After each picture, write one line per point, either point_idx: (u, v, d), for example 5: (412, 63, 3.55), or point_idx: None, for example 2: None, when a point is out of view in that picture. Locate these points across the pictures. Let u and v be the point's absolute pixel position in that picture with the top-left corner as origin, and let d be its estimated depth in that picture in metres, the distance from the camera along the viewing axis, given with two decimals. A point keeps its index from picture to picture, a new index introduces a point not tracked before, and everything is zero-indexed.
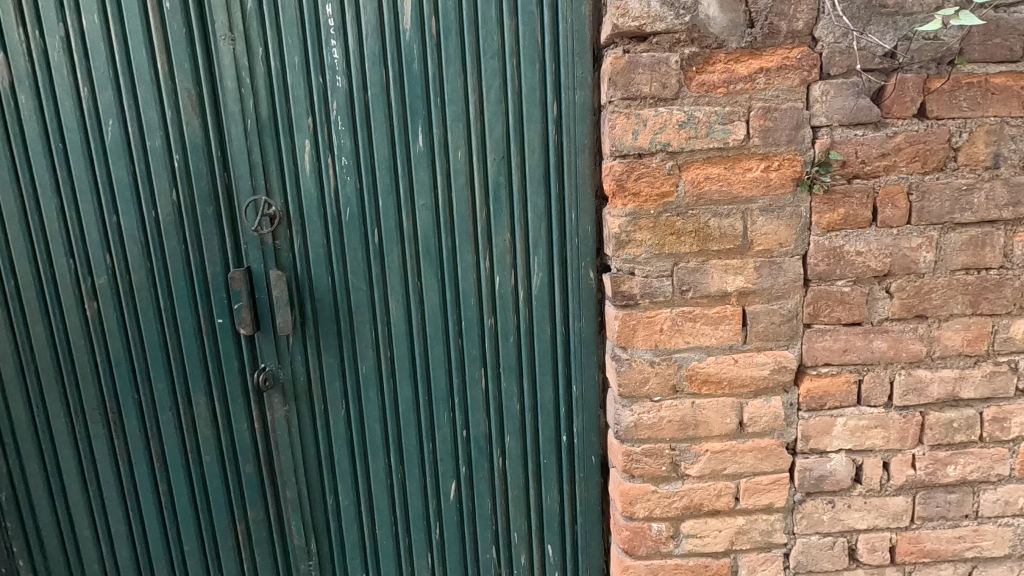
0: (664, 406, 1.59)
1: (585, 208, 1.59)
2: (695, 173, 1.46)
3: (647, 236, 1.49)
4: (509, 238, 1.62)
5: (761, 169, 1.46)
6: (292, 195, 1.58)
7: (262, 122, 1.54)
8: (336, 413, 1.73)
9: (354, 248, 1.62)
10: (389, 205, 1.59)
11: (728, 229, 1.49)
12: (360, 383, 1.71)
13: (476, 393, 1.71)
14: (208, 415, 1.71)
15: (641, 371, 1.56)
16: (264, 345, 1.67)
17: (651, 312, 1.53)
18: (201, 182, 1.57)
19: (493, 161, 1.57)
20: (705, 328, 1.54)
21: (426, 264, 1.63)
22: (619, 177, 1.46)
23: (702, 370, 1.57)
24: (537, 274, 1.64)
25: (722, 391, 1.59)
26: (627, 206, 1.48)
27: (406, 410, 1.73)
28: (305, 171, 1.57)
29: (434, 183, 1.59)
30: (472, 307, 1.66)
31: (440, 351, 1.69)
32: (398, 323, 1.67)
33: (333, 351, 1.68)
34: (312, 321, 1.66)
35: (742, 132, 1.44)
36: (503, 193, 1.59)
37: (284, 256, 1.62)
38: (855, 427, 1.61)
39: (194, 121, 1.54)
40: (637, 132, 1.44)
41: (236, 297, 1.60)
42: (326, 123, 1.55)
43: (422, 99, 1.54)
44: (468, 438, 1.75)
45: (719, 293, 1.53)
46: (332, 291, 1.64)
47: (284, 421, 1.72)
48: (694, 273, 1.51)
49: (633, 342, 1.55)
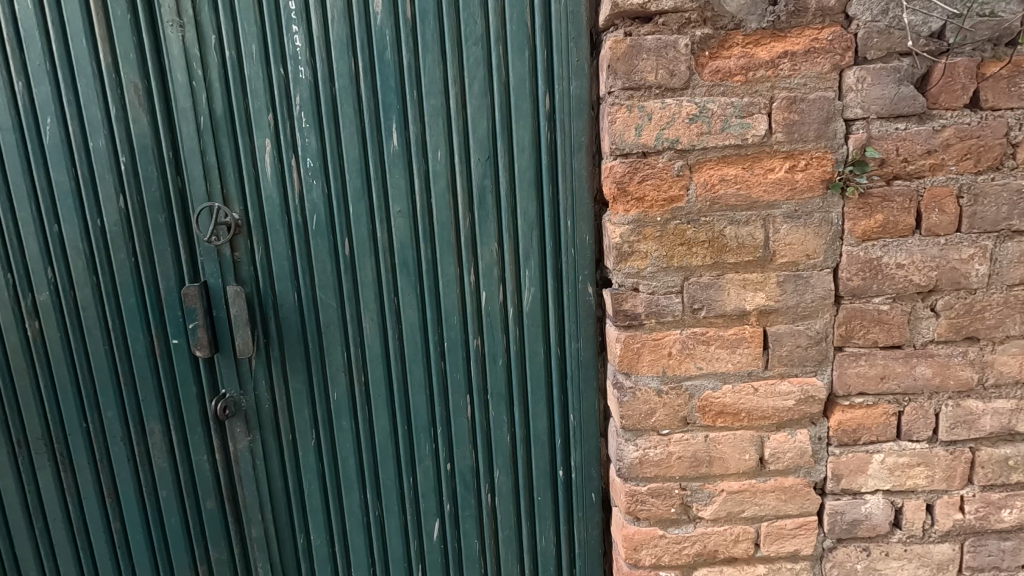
0: (673, 440, 1.39)
1: (583, 215, 1.39)
2: (707, 174, 1.27)
3: (653, 247, 1.30)
4: (497, 249, 1.43)
5: (785, 169, 1.26)
6: (252, 202, 1.41)
7: (217, 120, 1.37)
8: (305, 445, 1.55)
9: (322, 260, 1.44)
10: (361, 212, 1.41)
11: (747, 238, 1.29)
12: (332, 410, 1.53)
13: (461, 422, 1.53)
14: (164, 446, 1.54)
15: (647, 400, 1.37)
16: (224, 369, 1.49)
17: (658, 334, 1.34)
18: (151, 188, 1.40)
19: (476, 161, 1.39)
20: (721, 352, 1.34)
21: (403, 278, 1.44)
22: (620, 180, 1.27)
23: (717, 400, 1.37)
24: (529, 290, 1.45)
25: (739, 424, 1.38)
26: (630, 213, 1.28)
27: (383, 440, 1.54)
28: (266, 175, 1.39)
29: (412, 187, 1.40)
30: (456, 327, 1.47)
31: (420, 376, 1.50)
32: (372, 344, 1.48)
33: (301, 376, 1.50)
34: (277, 342, 1.48)
35: (763, 127, 1.24)
36: (489, 199, 1.40)
37: (245, 270, 1.45)
38: (894, 465, 1.40)
39: (141, 118, 1.37)
40: (641, 128, 1.25)
41: (191, 316, 1.42)
42: (289, 120, 1.37)
43: (396, 92, 1.36)
44: (453, 472, 1.57)
45: (737, 311, 1.33)
46: (299, 309, 1.47)
47: (248, 453, 1.55)
48: (707, 290, 1.32)
49: (637, 368, 1.36)
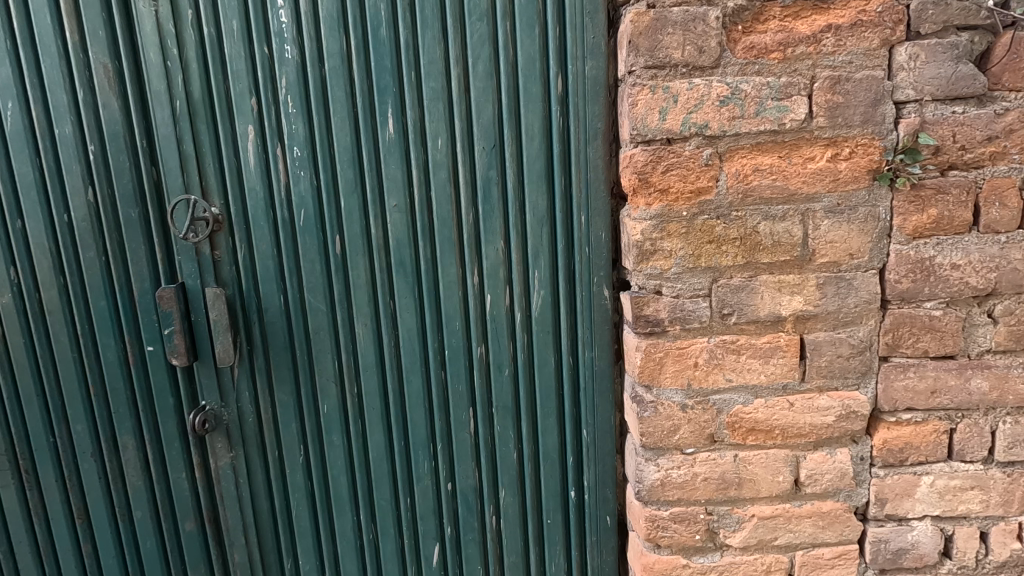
0: (698, 460, 1.25)
1: (598, 210, 1.26)
2: (739, 163, 1.13)
3: (678, 245, 1.16)
4: (502, 248, 1.30)
5: (827, 158, 1.13)
6: (234, 195, 1.28)
7: (195, 104, 1.24)
8: (292, 462, 1.41)
9: (311, 260, 1.31)
10: (353, 206, 1.28)
11: (783, 235, 1.15)
12: (322, 425, 1.39)
13: (463, 438, 1.39)
14: (139, 463, 1.41)
15: (670, 416, 1.23)
16: (204, 379, 1.36)
17: (683, 342, 1.20)
18: (123, 180, 1.27)
19: (480, 150, 1.25)
20: (753, 362, 1.21)
21: (399, 280, 1.31)
22: (641, 170, 1.14)
23: (748, 416, 1.23)
24: (538, 293, 1.31)
25: (772, 443, 1.24)
26: (652, 207, 1.15)
27: (377, 458, 1.41)
28: (249, 165, 1.26)
29: (409, 178, 1.27)
30: (458, 333, 1.34)
31: (418, 388, 1.37)
32: (366, 352, 1.35)
33: (288, 388, 1.37)
34: (262, 350, 1.35)
35: (803, 110, 1.11)
36: (494, 191, 1.27)
37: (226, 271, 1.31)
38: (945, 488, 1.25)
39: (111, 102, 1.24)
40: (665, 111, 1.11)
41: (166, 321, 1.29)
42: (274, 105, 1.24)
43: (391, 74, 1.22)
44: (454, 492, 1.43)
45: (771, 317, 1.19)
46: (285, 313, 1.34)
47: (230, 471, 1.41)
48: (738, 294, 1.18)
49: (659, 380, 1.22)
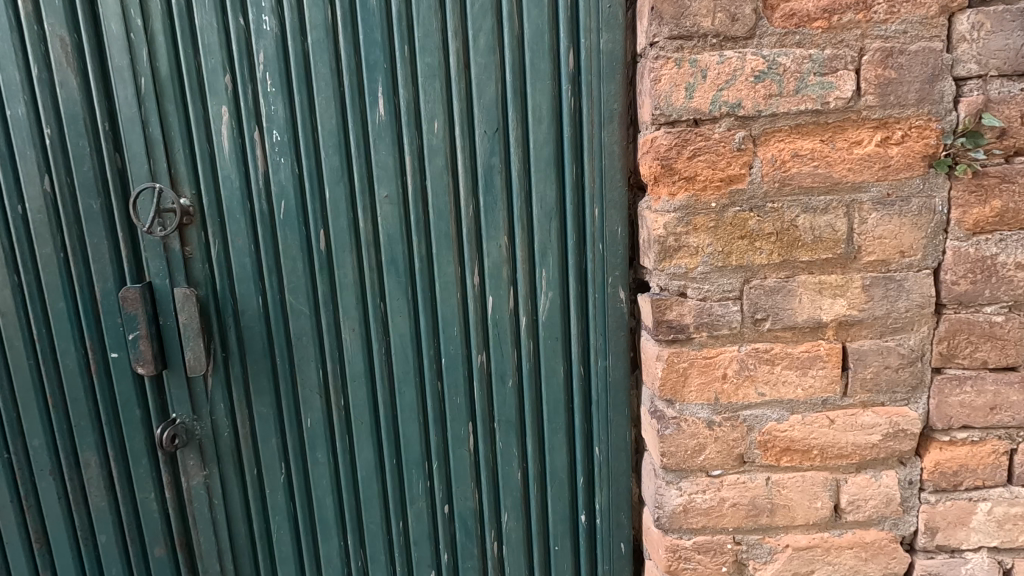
0: (726, 484, 1.11)
1: (614, 202, 1.12)
2: (776, 147, 0.99)
3: (705, 241, 1.02)
4: (506, 244, 1.16)
5: (876, 142, 0.99)
6: (206, 185, 1.14)
7: (162, 82, 1.10)
8: (272, 482, 1.28)
9: (293, 257, 1.17)
10: (340, 197, 1.15)
11: (825, 230, 1.02)
12: (305, 440, 1.26)
13: (461, 455, 1.25)
14: (103, 482, 1.27)
15: (695, 434, 1.09)
16: (174, 390, 1.22)
17: (710, 351, 1.06)
18: (83, 167, 1.14)
19: (481, 135, 1.12)
20: (789, 374, 1.07)
21: (391, 280, 1.18)
22: (664, 155, 1.00)
23: (782, 434, 1.09)
24: (546, 294, 1.18)
25: (810, 465, 1.10)
26: (676, 198, 1.01)
27: (366, 476, 1.27)
28: (222, 150, 1.13)
29: (402, 166, 1.14)
30: (456, 339, 1.20)
31: (412, 400, 1.23)
32: (353, 360, 1.21)
33: (268, 400, 1.23)
34: (238, 358, 1.21)
35: (850, 87, 0.97)
36: (496, 181, 1.13)
37: (198, 269, 1.18)
38: (1005, 517, 1.11)
39: (70, 80, 1.11)
40: (692, 88, 0.98)
41: (131, 324, 1.15)
42: (250, 83, 1.11)
43: (382, 49, 1.09)
44: (451, 516, 1.29)
45: (810, 323, 1.05)
46: (264, 316, 1.20)
47: (203, 490, 1.27)
48: (773, 297, 1.04)
49: (683, 393, 1.08)
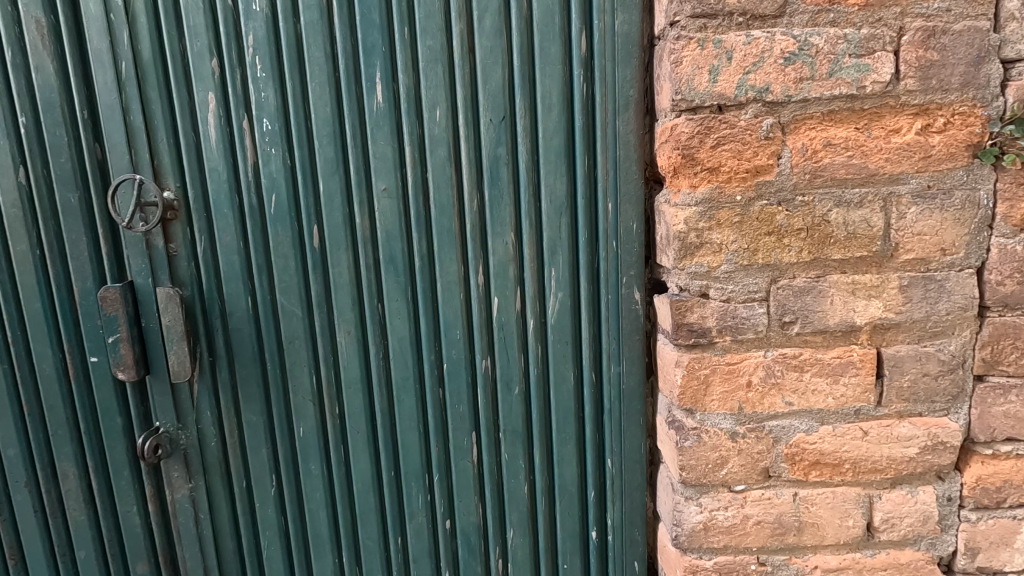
0: (750, 500, 1.03)
1: (629, 196, 1.04)
2: (807, 136, 0.92)
3: (729, 237, 0.94)
4: (513, 242, 1.08)
5: (916, 130, 0.91)
6: (192, 177, 1.07)
7: (144, 67, 1.03)
8: (262, 495, 1.20)
9: (285, 255, 1.09)
10: (335, 190, 1.07)
11: (860, 226, 0.94)
12: (298, 451, 1.18)
13: (464, 468, 1.17)
14: (82, 495, 1.19)
15: (717, 447, 1.01)
16: (157, 397, 1.15)
17: (733, 357, 0.98)
18: (60, 158, 1.07)
19: (487, 123, 1.04)
20: (819, 382, 0.99)
21: (389, 279, 1.10)
22: (686, 145, 0.93)
23: (811, 447, 1.01)
24: (555, 295, 1.10)
25: (840, 480, 1.02)
26: (698, 191, 0.94)
27: (362, 489, 1.19)
28: (209, 140, 1.06)
29: (401, 157, 1.06)
30: (459, 344, 1.12)
31: (412, 408, 1.15)
32: (349, 365, 1.14)
33: (257, 407, 1.16)
34: (226, 363, 1.14)
35: (888, 70, 0.89)
36: (503, 173, 1.05)
37: (183, 268, 1.10)
38: None
39: (46, 64, 1.04)
40: (716, 71, 0.90)
41: (110, 327, 1.08)
42: (239, 68, 1.03)
43: (380, 31, 1.02)
44: (453, 532, 1.21)
45: (843, 327, 0.97)
46: (254, 318, 1.13)
47: (188, 504, 1.19)
48: (802, 298, 0.96)
49: (704, 403, 1.00)
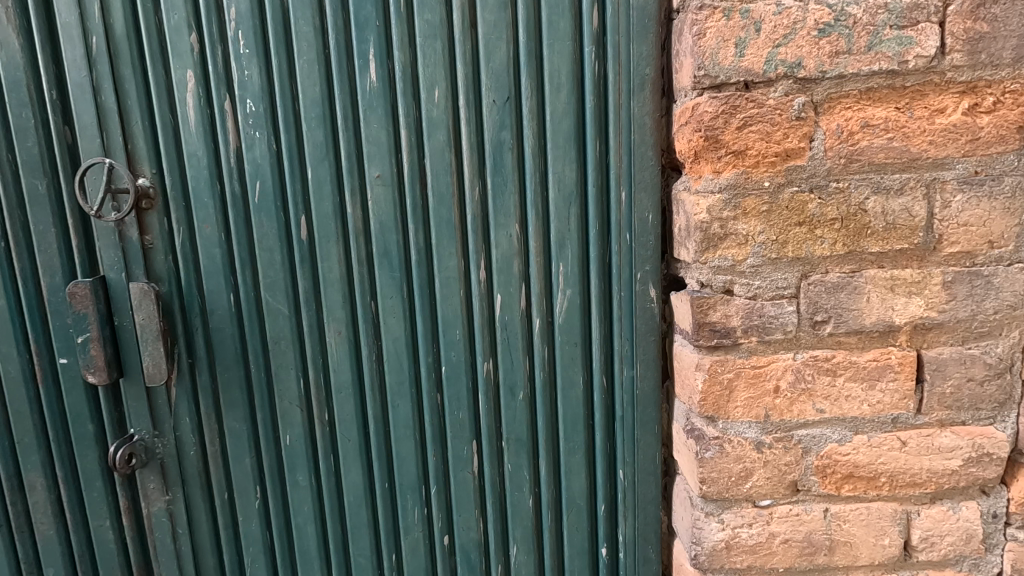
0: (776, 516, 0.94)
1: (644, 184, 0.96)
2: (843, 116, 0.83)
3: (757, 228, 0.86)
4: (517, 234, 1.00)
5: (963, 110, 0.83)
6: (169, 163, 0.98)
7: (118, 42, 0.95)
8: (246, 508, 1.11)
9: (270, 248, 1.01)
10: (324, 178, 0.98)
11: (899, 215, 0.85)
12: (284, 460, 1.09)
13: (464, 479, 1.08)
14: (50, 508, 1.10)
15: (741, 458, 0.92)
16: (132, 402, 1.06)
17: (759, 359, 0.89)
18: (26, 142, 0.98)
19: (489, 105, 0.96)
20: (854, 387, 0.90)
21: (383, 275, 1.01)
22: (709, 126, 0.85)
23: (844, 459, 0.92)
24: (563, 293, 1.01)
25: (876, 495, 0.93)
26: (722, 177, 0.85)
27: (353, 503, 1.10)
28: (187, 123, 0.97)
29: (397, 142, 0.98)
30: (458, 345, 1.03)
31: (407, 414, 1.06)
32: (339, 368, 1.05)
33: (240, 413, 1.07)
34: (206, 365, 1.05)
35: (932, 43, 0.81)
36: (507, 159, 0.97)
37: (159, 262, 1.02)
38: None
39: (10, 39, 0.95)
40: (744, 43, 0.82)
41: (79, 326, 0.99)
42: (221, 44, 0.95)
43: (374, 4, 0.93)
44: (452, 548, 1.12)
45: (880, 327, 0.88)
46: (237, 317, 1.04)
47: (165, 518, 1.10)
48: (836, 295, 0.87)
49: (727, 410, 0.91)
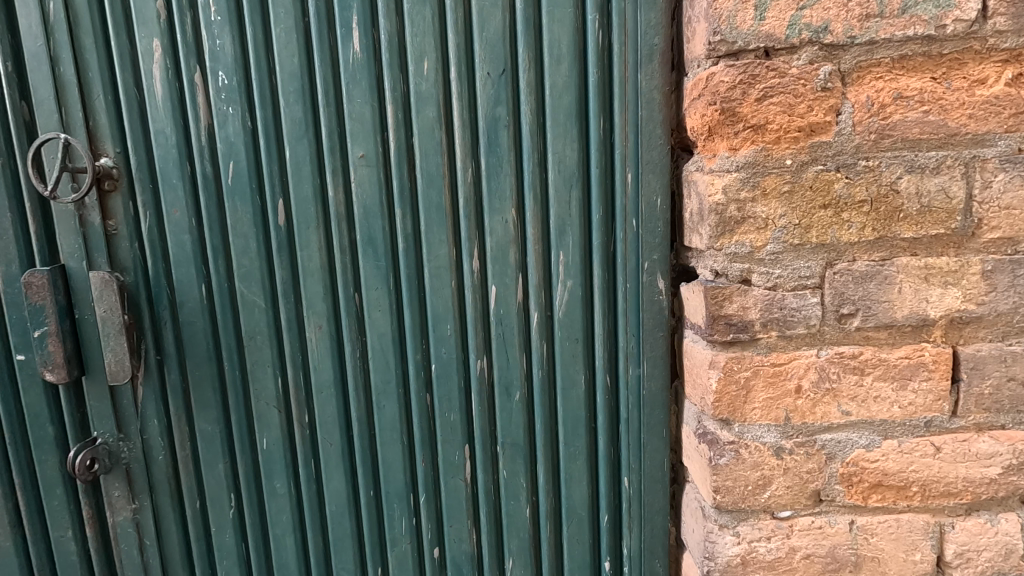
0: (797, 529, 0.85)
1: (653, 164, 0.88)
2: (874, 87, 0.75)
3: (777, 211, 0.78)
4: (514, 220, 0.92)
5: (1006, 80, 0.75)
6: (135, 141, 0.90)
7: (79, 8, 0.87)
8: (219, 518, 1.02)
9: (245, 234, 0.93)
10: (303, 158, 0.90)
11: (936, 197, 0.77)
12: (261, 466, 1.01)
13: (455, 486, 1.00)
14: (7, 517, 1.01)
15: (759, 465, 0.84)
16: (95, 402, 0.97)
17: (779, 357, 0.81)
18: None
19: (484, 79, 0.88)
20: (883, 387, 0.82)
21: (367, 265, 0.93)
22: (725, 97, 0.77)
23: (871, 466, 0.84)
24: (564, 284, 0.93)
25: (906, 506, 0.85)
26: (740, 154, 0.77)
27: (336, 512, 1.02)
28: (153, 97, 0.89)
29: (382, 119, 0.90)
30: (449, 341, 0.95)
31: (394, 415, 0.98)
32: (320, 366, 0.96)
33: (213, 415, 0.98)
34: (175, 362, 0.96)
35: (973, 5, 0.73)
36: (502, 138, 0.89)
37: (124, 249, 0.93)
38: None
39: None
40: (765, 5, 0.74)
41: (35, 319, 0.90)
42: (191, 10, 0.87)
43: None
44: (442, 561, 1.03)
45: (913, 321, 0.80)
46: (209, 309, 0.95)
47: (131, 528, 1.01)
48: (864, 285, 0.79)
49: (743, 412, 0.83)
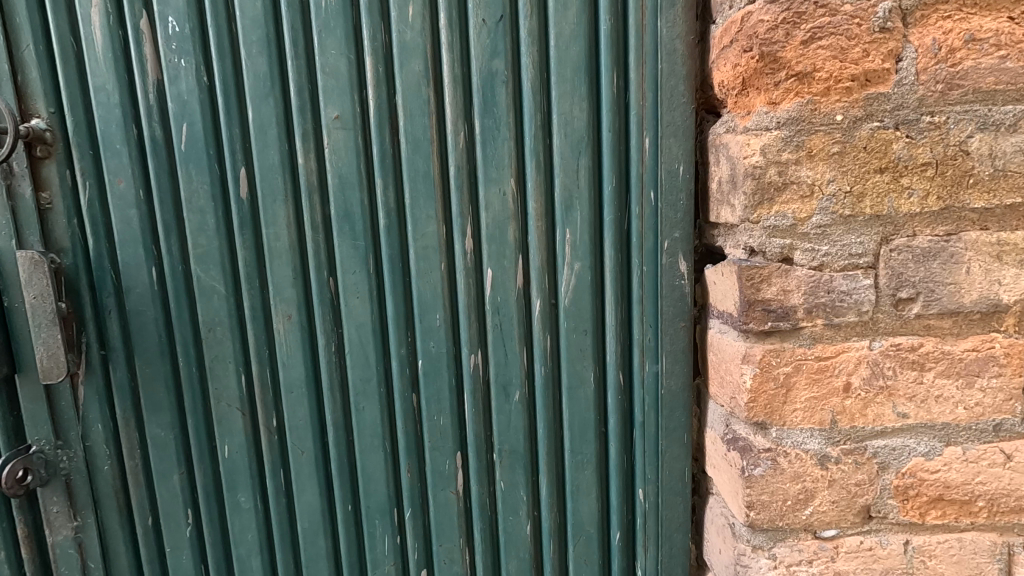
0: (843, 552, 0.73)
1: (674, 127, 0.76)
2: (942, 27, 0.63)
3: (825, 176, 0.66)
4: (514, 192, 0.79)
5: None
6: (72, 100, 0.77)
7: None
8: (174, 536, 0.89)
9: (201, 208, 0.80)
10: (269, 119, 0.78)
11: (1012, 159, 0.65)
12: (223, 477, 0.88)
13: (446, 498, 0.87)
14: None
15: (800, 476, 0.71)
16: (29, 404, 0.84)
17: (824, 350, 0.69)
18: None
19: (478, 27, 0.76)
20: (946, 385, 0.70)
21: (344, 244, 0.80)
22: (765, 40, 0.64)
23: (931, 478, 0.71)
24: (571, 267, 0.81)
25: (970, 524, 0.73)
26: (782, 108, 0.65)
27: (309, 530, 0.89)
28: (94, 47, 0.76)
29: (360, 74, 0.77)
30: (439, 333, 0.83)
31: (375, 418, 0.85)
32: (290, 362, 0.84)
33: (166, 418, 0.85)
34: (122, 358, 0.84)
35: None
36: (500, 95, 0.77)
37: (60, 227, 0.80)
38: None
39: None
40: None
41: None
42: None
43: None
44: None
45: (982, 307, 0.68)
46: (161, 296, 0.83)
47: (73, 549, 0.88)
48: (927, 265, 0.67)
49: (783, 415, 0.71)
